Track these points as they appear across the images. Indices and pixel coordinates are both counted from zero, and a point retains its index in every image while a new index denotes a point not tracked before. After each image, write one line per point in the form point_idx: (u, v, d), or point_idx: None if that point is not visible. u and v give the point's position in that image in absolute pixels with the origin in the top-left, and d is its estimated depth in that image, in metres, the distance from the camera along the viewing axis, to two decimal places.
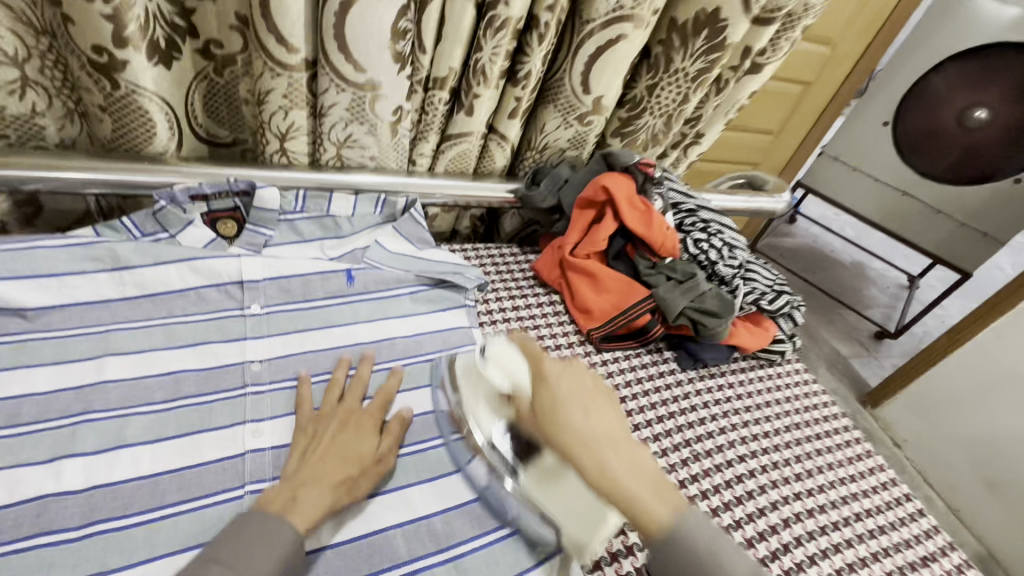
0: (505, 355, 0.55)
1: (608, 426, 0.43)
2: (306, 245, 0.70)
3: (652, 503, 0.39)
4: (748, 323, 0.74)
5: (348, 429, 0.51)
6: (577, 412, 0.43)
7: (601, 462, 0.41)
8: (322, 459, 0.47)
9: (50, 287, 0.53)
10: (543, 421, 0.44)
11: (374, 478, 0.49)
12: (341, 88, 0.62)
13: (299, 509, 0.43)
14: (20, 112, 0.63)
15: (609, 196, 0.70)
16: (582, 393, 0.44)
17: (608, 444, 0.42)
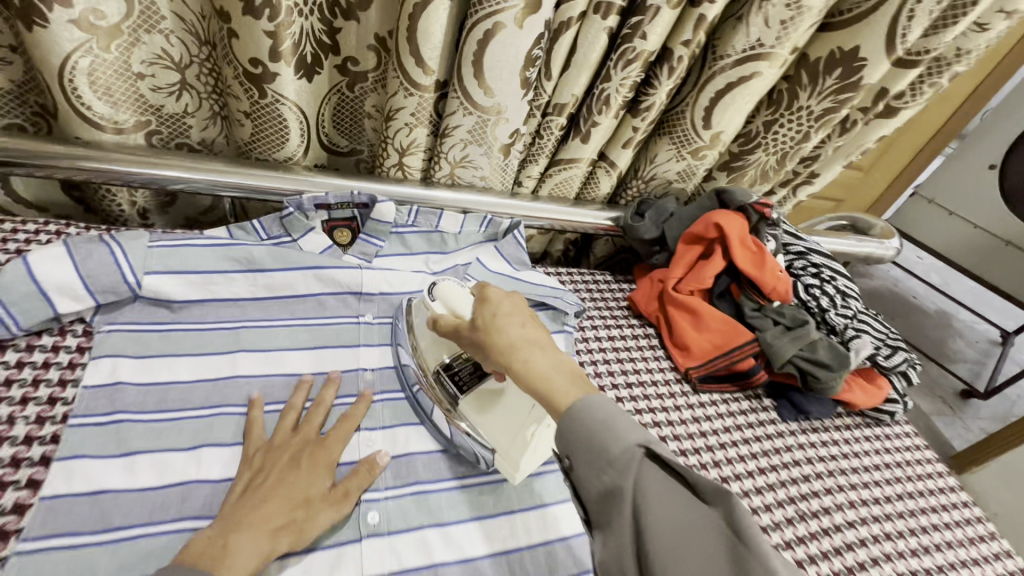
0: (451, 291, 0.53)
1: (556, 359, 0.43)
2: (412, 257, 0.72)
3: (565, 386, 0.41)
4: (861, 378, 0.69)
5: (301, 463, 0.48)
6: (510, 332, 0.45)
7: (518, 359, 0.43)
8: (264, 498, 0.44)
9: (193, 282, 0.57)
10: (483, 332, 0.47)
11: (332, 516, 0.46)
12: (468, 112, 0.64)
13: (227, 564, 0.39)
14: (175, 111, 0.68)
15: (720, 234, 0.68)
16: (515, 319, 0.47)
17: (535, 344, 0.44)
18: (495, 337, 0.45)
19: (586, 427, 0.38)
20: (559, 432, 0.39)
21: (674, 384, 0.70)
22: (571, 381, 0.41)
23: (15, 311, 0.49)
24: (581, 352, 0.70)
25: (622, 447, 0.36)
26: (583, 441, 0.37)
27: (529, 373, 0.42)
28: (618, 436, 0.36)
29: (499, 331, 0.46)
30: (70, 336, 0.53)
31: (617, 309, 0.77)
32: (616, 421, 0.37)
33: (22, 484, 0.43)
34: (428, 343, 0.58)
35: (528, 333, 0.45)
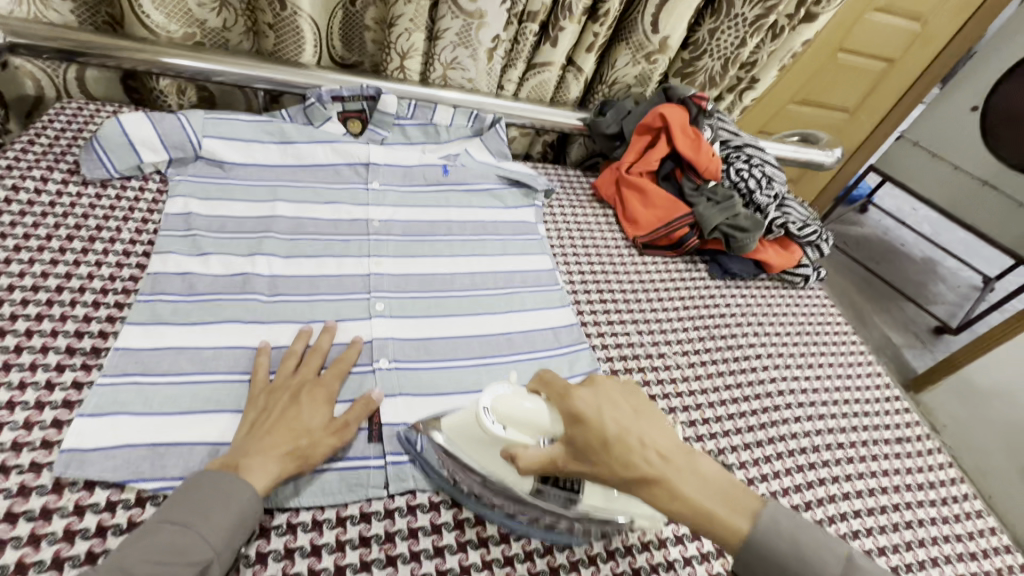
0: (511, 406, 0.46)
1: (666, 438, 0.43)
2: (411, 147, 0.86)
3: (730, 516, 0.41)
4: (776, 246, 0.85)
5: (301, 399, 0.50)
6: (648, 453, 0.41)
7: (676, 485, 0.40)
8: (269, 430, 0.46)
9: (239, 147, 0.73)
10: (606, 465, 0.41)
11: (333, 445, 0.48)
12: (456, 15, 0.78)
13: (248, 474, 0.43)
14: (215, 26, 0.83)
15: (665, 123, 0.83)
16: (646, 433, 0.43)
17: (672, 467, 0.41)
18: (629, 459, 0.40)
19: (796, 550, 0.40)
20: (739, 561, 0.41)
21: (624, 248, 0.85)
22: (733, 508, 0.41)
23: (113, 156, 0.66)
24: (548, 220, 0.85)
25: (831, 574, 0.40)
26: (783, 572, 0.40)
27: (704, 513, 0.40)
28: (817, 570, 0.40)
29: (638, 461, 0.41)
30: (151, 182, 0.69)
31: (580, 193, 0.92)
32: (806, 546, 0.40)
33: (133, 266, 0.60)
34: (466, 440, 0.48)
35: (629, 421, 0.43)
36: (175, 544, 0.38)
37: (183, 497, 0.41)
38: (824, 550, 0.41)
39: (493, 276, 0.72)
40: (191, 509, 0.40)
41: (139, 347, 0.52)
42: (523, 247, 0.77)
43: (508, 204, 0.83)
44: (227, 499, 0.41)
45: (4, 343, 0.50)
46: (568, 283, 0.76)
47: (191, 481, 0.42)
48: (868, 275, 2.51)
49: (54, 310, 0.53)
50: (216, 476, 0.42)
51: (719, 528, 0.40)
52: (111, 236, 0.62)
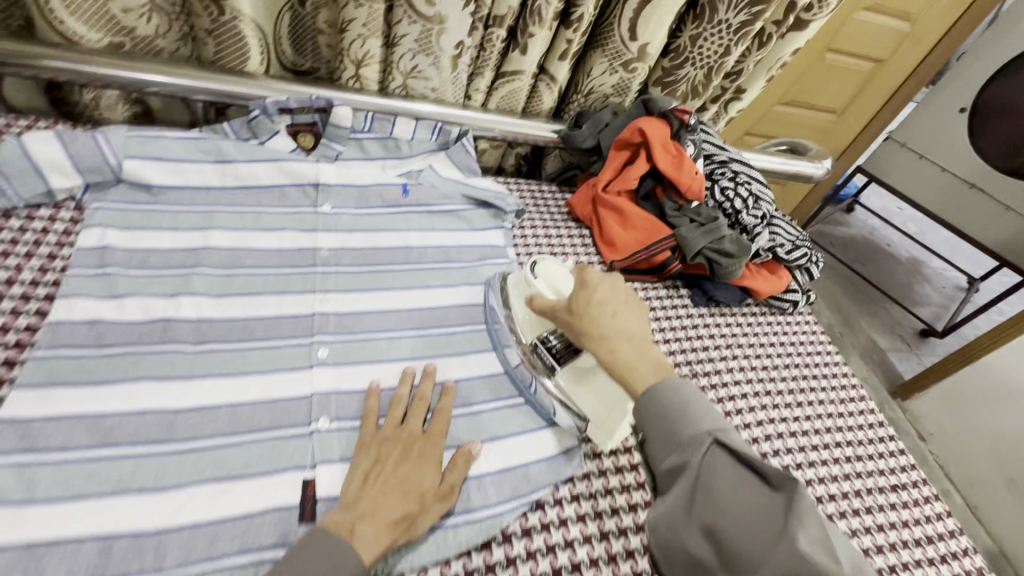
0: (553, 272, 0.61)
1: (638, 323, 0.55)
2: (369, 162, 0.80)
3: (642, 374, 0.50)
4: (764, 270, 0.79)
5: (416, 454, 0.49)
6: (611, 321, 0.53)
7: (614, 343, 0.52)
8: (384, 492, 0.46)
9: (168, 168, 0.65)
10: (577, 312, 0.54)
11: (438, 510, 0.47)
12: (413, 20, 0.70)
13: (360, 541, 0.42)
14: (146, 33, 0.74)
15: (644, 139, 0.76)
16: (621, 311, 0.55)
17: (621, 336, 0.52)
18: (594, 315, 0.54)
19: (675, 402, 0.46)
20: (637, 410, 0.48)
21: (601, 274, 0.79)
22: (652, 371, 0.50)
23: (16, 182, 0.58)
24: (518, 244, 0.78)
25: (696, 432, 0.44)
26: (660, 417, 0.46)
27: (626, 364, 0.50)
28: (690, 424, 0.45)
29: (596, 318, 0.53)
30: (64, 210, 0.61)
31: (554, 212, 0.85)
32: (691, 408, 0.46)
33: (33, 313, 0.52)
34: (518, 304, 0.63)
35: (613, 300, 0.56)
36: None
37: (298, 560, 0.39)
38: (703, 408, 0.46)
39: (455, 311, 0.65)
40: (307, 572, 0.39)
41: (29, 417, 0.44)
42: (489, 277, 0.71)
43: (474, 227, 0.76)
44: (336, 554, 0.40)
45: None
46: None
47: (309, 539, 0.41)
48: (854, 278, 2.48)
49: None
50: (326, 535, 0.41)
51: (637, 379, 0.49)
52: (10, 278, 0.54)
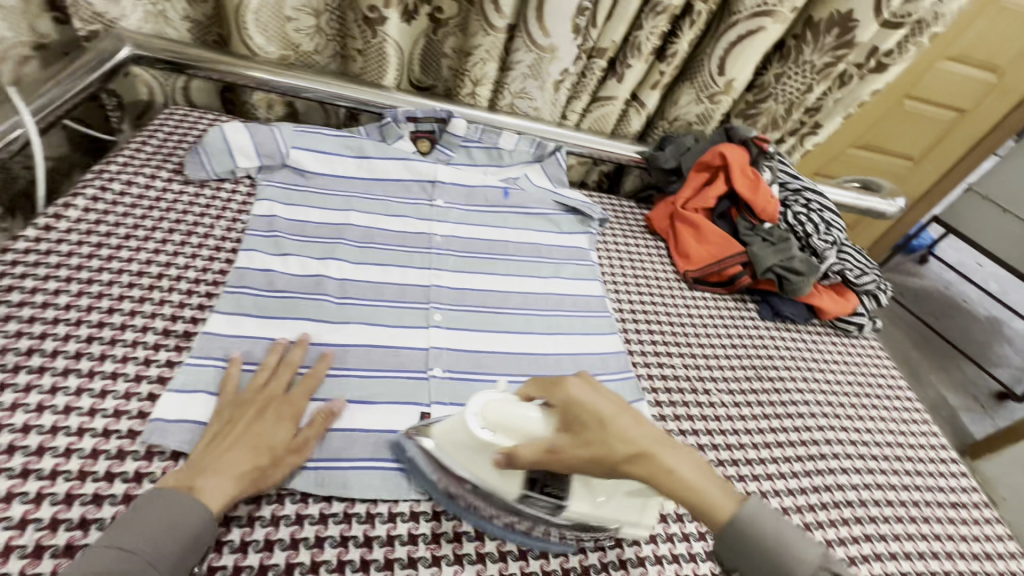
0: (500, 408, 0.46)
1: (647, 428, 0.45)
2: (474, 167, 0.91)
3: (714, 494, 0.44)
4: (832, 292, 0.84)
5: (268, 414, 0.51)
6: (634, 431, 0.44)
7: (659, 458, 0.43)
8: (231, 447, 0.47)
9: (320, 159, 0.79)
10: (596, 450, 0.43)
11: (289, 465, 0.49)
12: (529, 50, 0.82)
13: (204, 493, 0.44)
14: (308, 49, 0.91)
15: (724, 163, 0.84)
16: (623, 417, 0.44)
17: (660, 445, 0.44)
18: (617, 432, 0.43)
19: (761, 533, 0.43)
20: (722, 539, 0.44)
21: (674, 281, 0.86)
22: (722, 491, 0.45)
23: (212, 160, 0.73)
24: (601, 248, 0.87)
25: (802, 566, 0.42)
26: (759, 553, 0.43)
27: (690, 494, 0.43)
28: (796, 557, 0.42)
29: (624, 436, 0.43)
30: (241, 185, 0.76)
31: (633, 223, 0.93)
32: (791, 540, 0.43)
33: (223, 260, 0.66)
34: (465, 460, 0.48)
35: (613, 408, 0.45)
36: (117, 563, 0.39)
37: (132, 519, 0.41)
38: (801, 539, 0.43)
39: (545, 297, 0.74)
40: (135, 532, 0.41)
41: (224, 334, 0.58)
42: (576, 272, 0.79)
43: (563, 230, 0.86)
44: (174, 508, 0.42)
45: (112, 320, 0.56)
46: (617, 311, 0.78)
47: (144, 501, 0.43)
48: (925, 330, 2.38)
49: (154, 294, 0.60)
50: (160, 494, 0.43)
51: (711, 498, 0.44)
52: (205, 232, 0.68)
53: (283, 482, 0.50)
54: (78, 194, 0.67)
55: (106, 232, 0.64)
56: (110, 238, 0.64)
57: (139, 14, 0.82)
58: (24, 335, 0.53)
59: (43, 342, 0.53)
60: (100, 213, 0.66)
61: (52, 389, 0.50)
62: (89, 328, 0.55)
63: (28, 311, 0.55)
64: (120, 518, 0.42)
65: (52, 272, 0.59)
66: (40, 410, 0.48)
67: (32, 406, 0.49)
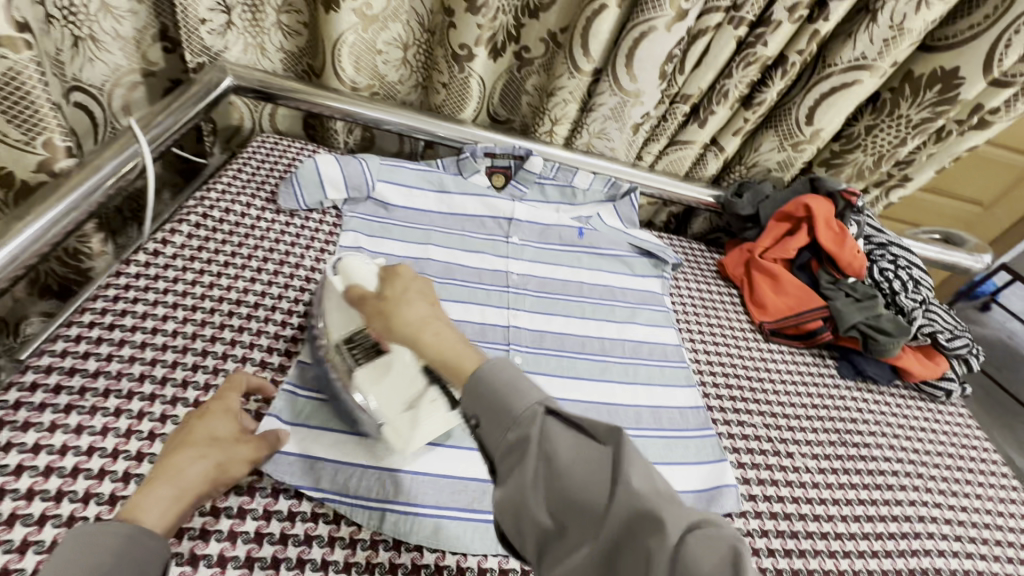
0: (353, 267, 0.57)
1: (432, 311, 0.48)
2: (547, 204, 0.91)
3: (465, 358, 0.44)
4: (919, 354, 0.80)
5: (207, 411, 0.51)
6: (408, 305, 0.48)
7: (399, 315, 0.48)
8: (162, 459, 0.47)
9: (402, 192, 0.81)
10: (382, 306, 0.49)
11: (247, 454, 0.50)
12: (614, 93, 0.82)
13: (138, 509, 0.43)
14: (393, 80, 0.93)
15: (808, 214, 0.82)
16: (435, 325, 0.47)
17: (429, 324, 0.47)
18: (396, 308, 0.48)
19: (492, 388, 0.41)
20: (466, 393, 0.42)
21: (749, 332, 0.84)
22: (470, 355, 0.44)
23: (304, 191, 0.76)
24: (674, 294, 0.86)
25: (525, 404, 0.39)
26: (490, 400, 0.40)
27: (416, 334, 0.46)
28: (518, 400, 0.40)
29: (399, 306, 0.49)
30: (328, 216, 0.78)
31: (705, 268, 0.92)
32: (506, 390, 0.40)
33: (313, 291, 0.69)
34: (337, 318, 0.57)
35: (415, 289, 0.51)
36: None
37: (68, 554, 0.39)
38: (523, 387, 0.40)
39: (621, 343, 0.74)
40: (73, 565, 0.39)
41: (318, 366, 0.60)
42: (650, 318, 0.78)
43: (636, 272, 0.85)
44: (133, 544, 0.40)
45: (215, 349, 0.60)
46: (693, 360, 0.76)
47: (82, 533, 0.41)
48: (987, 384, 2.25)
49: (250, 324, 0.63)
50: (111, 526, 0.41)
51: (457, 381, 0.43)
52: (296, 262, 0.71)
53: (248, 473, 0.50)
54: (182, 220, 0.70)
55: (208, 259, 0.68)
56: (211, 264, 0.67)
57: (240, 46, 0.87)
58: (137, 360, 0.56)
59: (154, 368, 0.56)
60: (201, 239, 0.69)
61: (162, 417, 0.53)
62: (195, 355, 0.59)
63: (140, 335, 0.58)
64: (63, 548, 0.39)
65: (160, 297, 0.62)
66: (153, 437, 0.52)
67: (146, 434, 0.52)
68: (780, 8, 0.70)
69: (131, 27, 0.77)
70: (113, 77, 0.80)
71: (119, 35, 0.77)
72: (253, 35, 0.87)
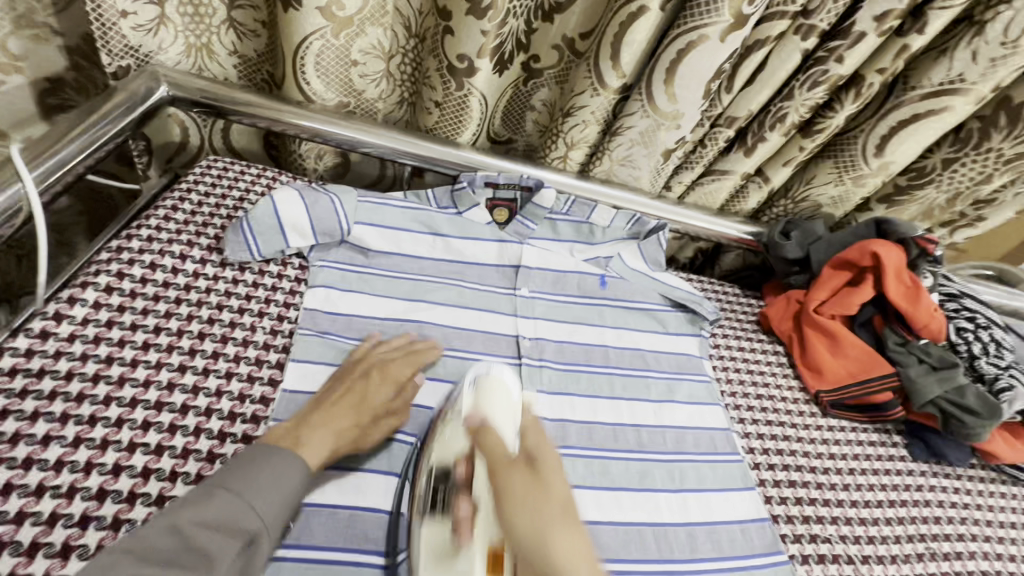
0: (493, 392, 0.48)
1: (551, 459, 0.39)
2: (558, 243, 0.76)
3: (570, 544, 0.34)
4: (1007, 434, 0.67)
5: (382, 376, 0.52)
6: (534, 449, 0.39)
7: (542, 535, 0.34)
8: (341, 400, 0.49)
9: (387, 236, 0.66)
10: (483, 434, 0.41)
11: (386, 429, 0.50)
12: (647, 114, 0.67)
13: (304, 449, 0.44)
14: (372, 96, 0.76)
15: (876, 263, 0.68)
16: (546, 463, 0.38)
17: (545, 472, 0.38)
18: (496, 442, 0.40)
19: None
20: None
21: (803, 404, 0.70)
22: (581, 552, 0.34)
23: (259, 239, 0.59)
24: (714, 359, 0.71)
25: None
26: None
27: (502, 466, 0.38)
28: None
29: (509, 443, 0.40)
30: (290, 267, 0.61)
31: (746, 322, 0.77)
32: None
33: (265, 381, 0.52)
34: (448, 438, 0.46)
35: (539, 435, 0.42)
36: (228, 511, 0.39)
37: (241, 464, 0.41)
38: None
39: (659, 433, 0.60)
40: (243, 478, 0.40)
41: None
42: (690, 394, 0.65)
43: (669, 329, 0.71)
44: (275, 465, 0.42)
45: (117, 486, 0.42)
46: (747, 451, 0.62)
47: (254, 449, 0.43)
48: None
49: (177, 439, 0.46)
50: (292, 463, 0.42)
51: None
52: (245, 337, 0.54)
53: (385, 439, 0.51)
54: (87, 281, 0.52)
55: (121, 339, 0.49)
56: (125, 346, 0.49)
57: (179, 47, 0.69)
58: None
59: (19, 530, 0.38)
60: (113, 310, 0.51)
61: None
62: (86, 501, 0.41)
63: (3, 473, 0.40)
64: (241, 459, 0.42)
65: (43, 405, 0.44)
66: None
67: None
68: (861, 16, 0.56)
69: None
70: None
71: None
72: (196, 32, 0.69)
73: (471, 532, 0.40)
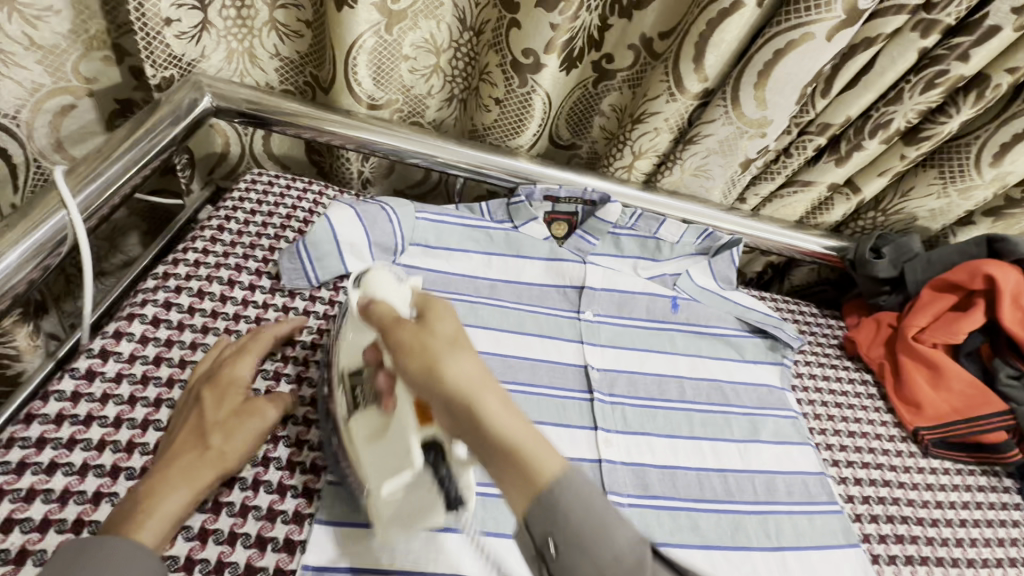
0: (376, 280, 0.43)
1: (470, 362, 0.32)
2: (622, 260, 0.69)
3: (535, 452, 0.30)
4: None
5: (212, 391, 0.43)
6: (451, 367, 0.32)
7: (442, 367, 0.32)
8: (176, 444, 0.40)
9: (441, 256, 0.62)
10: (406, 358, 0.34)
11: (254, 431, 0.43)
12: (729, 121, 0.60)
13: (147, 519, 0.36)
14: (420, 92, 0.70)
15: (989, 286, 0.60)
16: (473, 377, 0.32)
17: (477, 387, 0.31)
18: (431, 360, 0.32)
19: (581, 518, 0.29)
20: (540, 517, 0.30)
21: (900, 442, 0.63)
22: (537, 444, 0.31)
23: (317, 265, 0.55)
24: (797, 390, 0.65)
25: None
26: None
27: (432, 376, 0.32)
28: None
29: (433, 367, 0.32)
30: (341, 292, 0.57)
31: (829, 348, 0.70)
32: None
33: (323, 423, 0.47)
34: (351, 340, 0.44)
35: (456, 334, 0.35)
36: None
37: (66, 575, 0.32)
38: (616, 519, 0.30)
39: (749, 479, 0.54)
40: None
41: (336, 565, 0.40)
42: (777, 432, 0.58)
43: (746, 357, 0.65)
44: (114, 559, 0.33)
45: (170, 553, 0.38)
46: (846, 499, 0.56)
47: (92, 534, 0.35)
48: None
49: (235, 493, 0.42)
50: (131, 547, 0.34)
51: (517, 484, 0.30)
52: (299, 371, 0.50)
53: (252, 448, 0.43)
54: (134, 312, 0.49)
55: (170, 378, 0.46)
56: (175, 387, 0.46)
57: (222, 54, 0.65)
58: None
59: None
60: (160, 345, 0.48)
61: None
62: None
63: (53, 539, 0.36)
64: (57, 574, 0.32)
65: (92, 458, 0.40)
66: None
67: None
68: (996, 8, 0.50)
69: (53, 31, 0.57)
70: (29, 100, 0.60)
71: (33, 43, 0.57)
72: (240, 37, 0.64)
73: (394, 403, 0.38)
